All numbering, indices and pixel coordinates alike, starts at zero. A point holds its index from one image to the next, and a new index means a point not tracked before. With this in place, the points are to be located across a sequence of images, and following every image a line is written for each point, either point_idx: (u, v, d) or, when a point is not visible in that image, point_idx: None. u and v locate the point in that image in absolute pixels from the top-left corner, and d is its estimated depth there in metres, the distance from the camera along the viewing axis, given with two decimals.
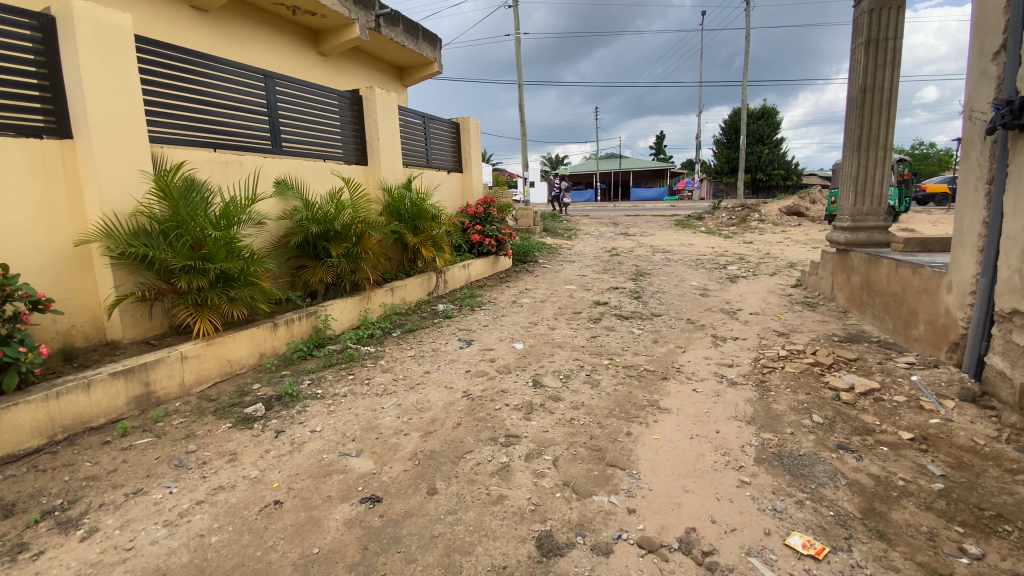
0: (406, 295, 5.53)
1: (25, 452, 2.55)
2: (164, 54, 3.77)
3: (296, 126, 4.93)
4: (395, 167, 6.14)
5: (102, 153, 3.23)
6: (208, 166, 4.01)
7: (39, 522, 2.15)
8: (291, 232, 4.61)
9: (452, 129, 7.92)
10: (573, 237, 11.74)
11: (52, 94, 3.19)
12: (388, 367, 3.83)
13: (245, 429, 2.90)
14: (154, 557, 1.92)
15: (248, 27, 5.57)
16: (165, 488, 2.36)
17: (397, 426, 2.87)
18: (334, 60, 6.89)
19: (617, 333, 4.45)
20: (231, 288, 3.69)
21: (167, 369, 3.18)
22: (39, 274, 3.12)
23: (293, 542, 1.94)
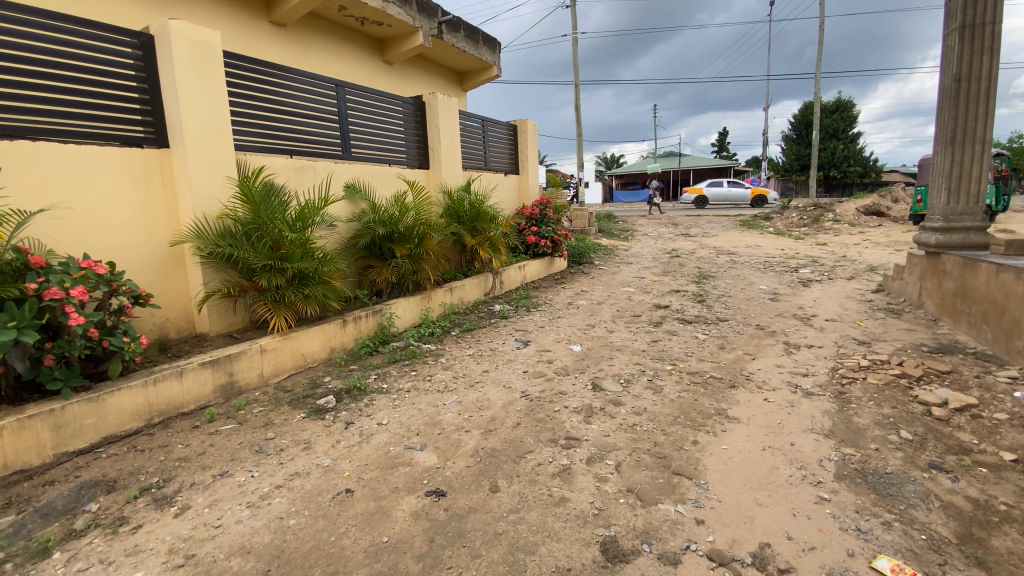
0: (464, 295, 5.64)
1: (126, 433, 2.82)
2: (247, 68, 4.05)
3: (364, 131, 5.15)
4: (455, 169, 6.27)
5: (193, 161, 3.52)
6: (285, 172, 4.27)
7: (138, 498, 2.37)
8: (359, 233, 4.82)
9: (510, 132, 7.99)
10: (630, 238, 11.53)
11: (151, 107, 3.51)
12: (449, 365, 3.92)
13: (318, 420, 3.06)
14: (239, 535, 2.06)
15: (321, 39, 5.87)
16: (247, 472, 2.53)
17: (458, 423, 2.93)
18: (398, 67, 7.13)
19: (680, 338, 4.32)
20: (306, 286, 3.90)
21: (249, 361, 3.42)
22: (140, 271, 3.44)
23: (364, 530, 2.02)
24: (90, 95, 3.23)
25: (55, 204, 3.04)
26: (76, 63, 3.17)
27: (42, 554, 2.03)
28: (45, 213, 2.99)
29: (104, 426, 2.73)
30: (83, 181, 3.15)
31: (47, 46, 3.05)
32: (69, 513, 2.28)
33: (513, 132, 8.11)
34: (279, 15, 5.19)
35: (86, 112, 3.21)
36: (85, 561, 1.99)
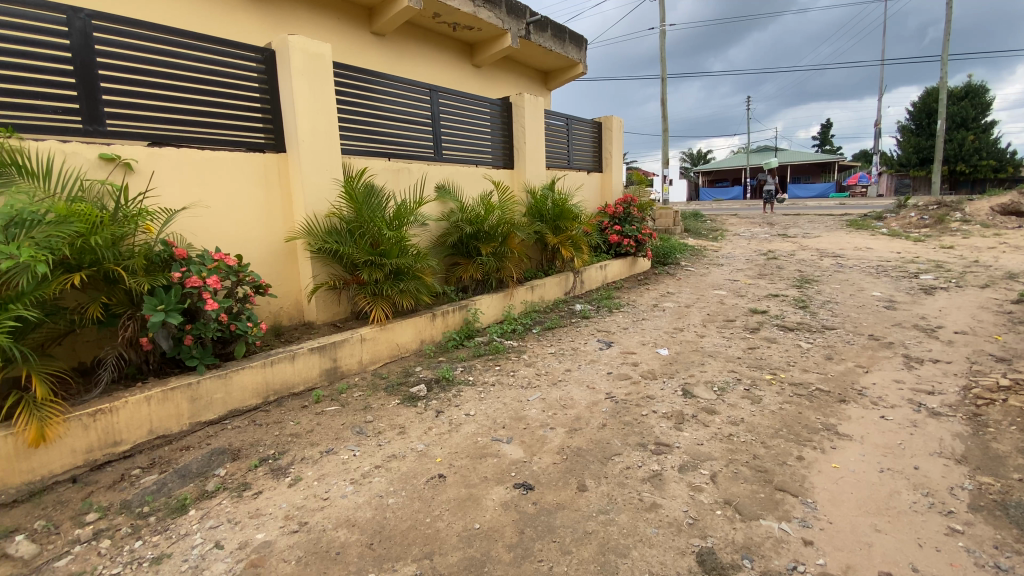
0: (545, 293, 5.66)
1: (247, 408, 3.15)
2: (353, 76, 4.35)
3: (455, 133, 5.34)
4: (540, 169, 6.33)
5: (306, 163, 3.85)
6: (384, 173, 4.54)
7: (258, 467, 2.64)
8: (448, 232, 5.01)
9: (595, 130, 7.90)
10: (719, 238, 10.94)
11: (271, 115, 3.89)
12: (531, 361, 3.96)
13: (411, 407, 3.24)
14: (344, 508, 2.24)
15: (416, 47, 6.16)
16: (350, 451, 2.74)
17: (543, 420, 2.95)
18: (487, 70, 7.31)
19: (779, 346, 4.04)
20: (401, 281, 4.14)
21: (350, 348, 3.70)
22: (260, 264, 3.81)
23: (456, 515, 2.11)
24: (223, 105, 3.63)
25: (195, 203, 3.46)
26: (212, 78, 3.58)
27: (180, 511, 2.33)
28: (187, 211, 3.41)
29: (230, 401, 3.07)
30: (216, 183, 3.55)
31: (189, 64, 3.47)
32: (202, 475, 2.59)
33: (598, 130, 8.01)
34: (380, 25, 5.51)
35: (220, 121, 3.62)
36: (216, 519, 2.25)
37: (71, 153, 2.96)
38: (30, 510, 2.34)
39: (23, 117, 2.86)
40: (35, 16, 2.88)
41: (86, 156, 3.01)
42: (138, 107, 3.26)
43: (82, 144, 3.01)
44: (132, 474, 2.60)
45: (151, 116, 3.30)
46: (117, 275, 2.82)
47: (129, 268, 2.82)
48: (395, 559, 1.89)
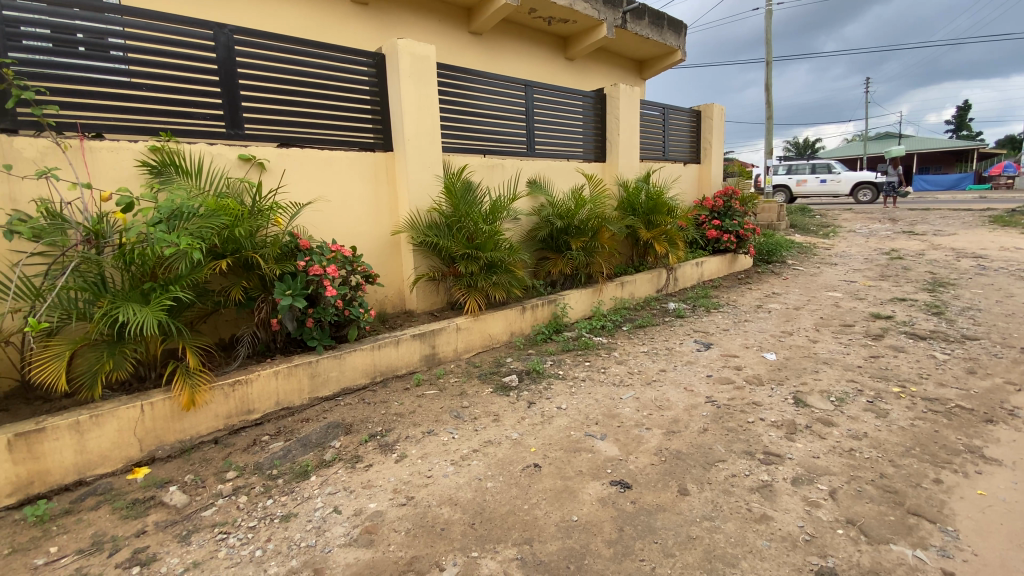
0: (636, 290, 5.53)
1: (357, 387, 3.43)
2: (455, 76, 4.51)
3: (548, 127, 5.37)
4: (633, 162, 6.17)
5: (410, 161, 4.09)
6: (480, 169, 4.68)
7: (367, 442, 2.87)
8: (539, 226, 5.02)
9: (693, 119, 7.54)
10: (831, 235, 9.99)
11: (380, 116, 4.15)
12: (623, 359, 3.90)
13: (504, 396, 3.33)
14: (447, 488, 2.38)
15: (511, 43, 6.26)
16: (449, 433, 2.90)
17: (638, 419, 2.90)
18: (580, 62, 7.23)
19: (908, 356, 3.63)
20: (494, 274, 4.25)
21: (447, 337, 3.90)
22: (369, 255, 4.12)
23: (554, 505, 2.15)
24: (340, 107, 3.93)
25: (316, 198, 3.80)
26: (331, 83, 3.88)
27: (303, 475, 2.60)
28: (310, 206, 3.76)
29: (343, 379, 3.36)
30: (334, 180, 3.87)
31: (312, 71, 3.81)
32: (320, 445, 2.86)
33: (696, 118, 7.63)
34: (478, 24, 5.67)
35: (337, 122, 3.93)
36: (333, 486, 2.49)
37: (217, 155, 3.37)
38: (182, 464, 2.73)
39: (180, 124, 3.31)
40: (191, 34, 3.30)
41: (229, 156, 3.42)
42: (269, 111, 3.63)
43: (225, 146, 3.42)
44: (261, 440, 2.93)
45: (279, 120, 3.66)
46: (253, 262, 3.18)
47: (263, 256, 3.17)
48: (497, 541, 1.98)
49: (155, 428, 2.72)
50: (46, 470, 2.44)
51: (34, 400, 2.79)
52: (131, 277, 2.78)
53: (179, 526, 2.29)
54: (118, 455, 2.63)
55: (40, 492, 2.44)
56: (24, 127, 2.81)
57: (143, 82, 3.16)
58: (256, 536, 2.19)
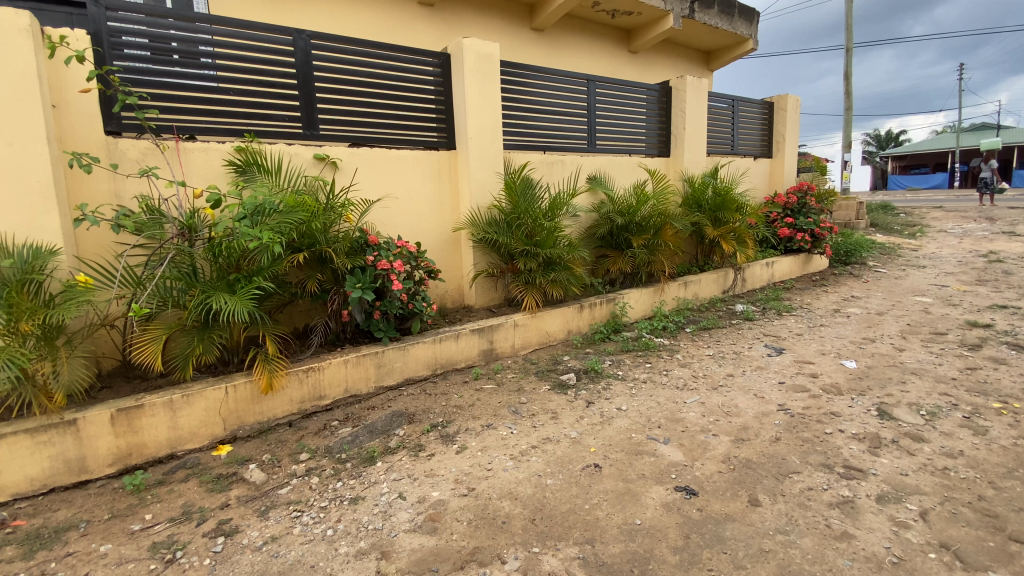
0: (700, 291, 5.34)
1: (419, 377, 3.54)
2: (517, 74, 4.53)
3: (610, 123, 5.28)
4: (699, 157, 5.95)
5: (473, 158, 4.15)
6: (540, 166, 4.68)
7: (429, 432, 2.96)
8: (598, 223, 4.95)
9: (764, 111, 7.15)
10: (917, 235, 9.21)
11: (445, 114, 4.24)
12: (687, 362, 3.78)
13: (563, 394, 3.32)
14: (507, 482, 2.41)
15: (573, 38, 6.23)
16: (508, 428, 2.93)
17: (703, 425, 2.81)
18: (644, 55, 7.07)
19: (1012, 370, 3.29)
20: (553, 271, 4.24)
21: (505, 332, 3.93)
22: (432, 250, 4.23)
23: (616, 507, 2.12)
24: (407, 107, 4.05)
25: (385, 196, 3.95)
26: (398, 84, 4.00)
27: (370, 461, 2.71)
28: (379, 202, 3.91)
29: (406, 370, 3.48)
30: (400, 178, 4.01)
31: (381, 72, 3.94)
32: (385, 433, 2.97)
33: (768, 110, 7.24)
34: (540, 19, 5.68)
35: (403, 121, 4.06)
36: (398, 473, 2.59)
37: (294, 154, 3.57)
38: (260, 444, 2.92)
39: (261, 125, 3.53)
40: (272, 40, 3.51)
41: (305, 156, 3.61)
42: (342, 112, 3.80)
43: (302, 146, 3.62)
44: (331, 425, 3.08)
45: (350, 120, 3.83)
46: (327, 256, 3.35)
47: (336, 251, 3.33)
48: (558, 538, 1.99)
49: (237, 410, 2.93)
50: (143, 444, 2.69)
51: (133, 378, 3.07)
52: (218, 268, 3.00)
53: (259, 501, 2.46)
54: (204, 433, 2.85)
55: (137, 463, 2.69)
56: (128, 130, 3.10)
57: (229, 87, 3.39)
58: (327, 516, 2.31)
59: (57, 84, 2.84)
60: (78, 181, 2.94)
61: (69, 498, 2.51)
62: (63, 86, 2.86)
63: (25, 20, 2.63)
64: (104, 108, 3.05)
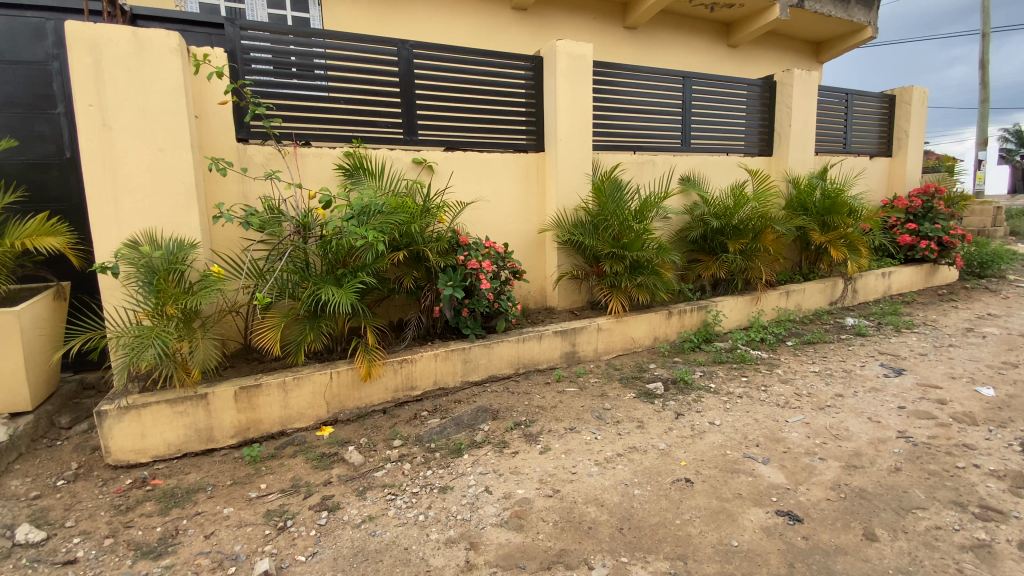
0: (803, 302, 4.96)
1: (503, 375, 3.62)
2: (610, 73, 4.47)
3: (706, 121, 5.05)
4: (806, 156, 5.51)
5: (562, 160, 4.16)
6: (631, 167, 4.58)
7: (513, 430, 3.01)
8: (690, 226, 4.75)
9: (883, 104, 6.49)
10: None
11: (535, 117, 4.29)
12: (788, 378, 3.53)
13: (649, 403, 3.23)
14: (593, 487, 2.40)
15: (667, 35, 6.05)
16: (592, 433, 2.91)
17: (807, 447, 2.62)
18: (745, 50, 6.69)
19: None
20: (640, 275, 4.13)
21: (589, 336, 3.91)
22: (518, 251, 4.30)
23: (710, 525, 2.05)
24: (499, 111, 4.15)
25: (477, 198, 4.09)
26: (492, 88, 4.11)
27: (457, 453, 2.82)
28: (471, 204, 4.05)
29: (490, 367, 3.57)
30: (491, 180, 4.13)
31: (476, 78, 4.06)
32: (471, 426, 3.07)
33: (888, 104, 6.56)
34: (634, 17, 5.59)
35: (496, 125, 4.16)
36: (484, 467, 2.66)
37: (394, 159, 3.79)
38: (357, 428, 3.14)
39: (366, 131, 3.78)
40: (380, 51, 3.75)
41: (404, 160, 3.82)
42: (439, 118, 3.98)
43: (402, 151, 3.83)
44: (420, 415, 3.24)
45: (445, 125, 4.00)
46: (423, 255, 3.52)
47: (431, 250, 3.49)
48: (648, 551, 1.95)
49: (340, 394, 3.16)
50: (259, 419, 2.99)
51: (252, 360, 3.42)
52: (327, 262, 3.27)
53: (357, 481, 2.64)
54: (311, 414, 3.11)
55: (254, 437, 2.99)
56: (255, 137, 3.45)
57: (340, 96, 3.66)
58: (419, 502, 2.43)
59: (199, 97, 3.23)
60: (214, 183, 3.33)
61: (198, 463, 2.85)
62: (204, 99, 3.24)
63: (175, 40, 3.00)
64: (237, 118, 3.42)
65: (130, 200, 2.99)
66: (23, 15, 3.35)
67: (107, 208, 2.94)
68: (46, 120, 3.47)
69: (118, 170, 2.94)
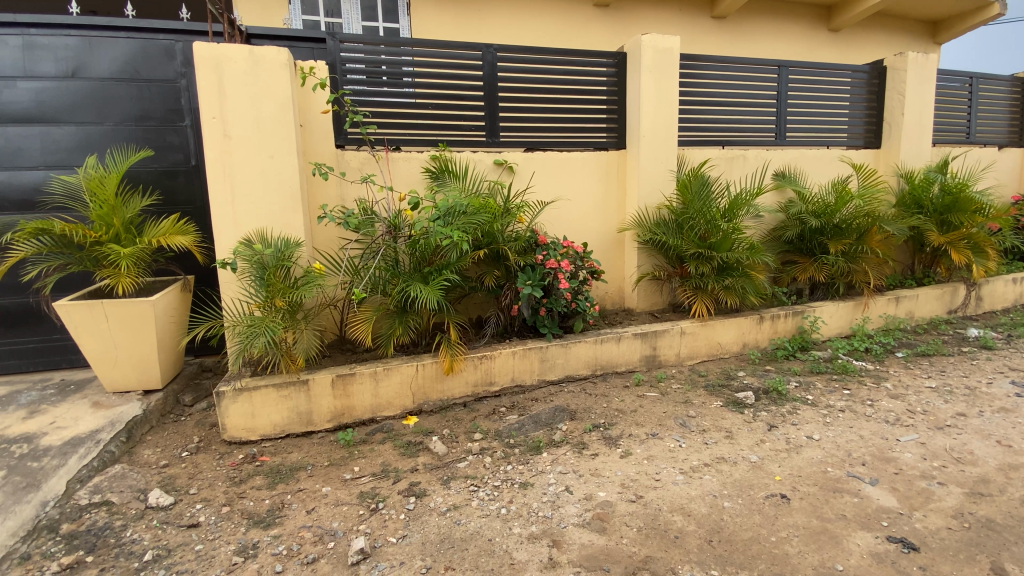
0: (915, 309, 4.51)
1: (580, 376, 3.62)
2: (697, 66, 4.29)
3: (803, 113, 4.71)
4: (920, 148, 4.99)
5: (644, 157, 4.06)
6: (720, 163, 4.39)
7: (592, 431, 3.00)
8: (785, 225, 4.46)
9: (1016, 88, 5.72)
10: None
11: (617, 115, 4.23)
12: (897, 393, 3.23)
13: (738, 413, 3.09)
14: (678, 496, 2.34)
15: (760, 22, 5.72)
16: (676, 440, 2.83)
17: (923, 469, 2.40)
18: (849, 34, 6.16)
19: None
20: (729, 277, 3.95)
21: (671, 340, 3.80)
22: (597, 250, 4.27)
23: (810, 546, 1.94)
24: (581, 110, 4.14)
25: (557, 197, 4.11)
26: (573, 87, 4.10)
27: (537, 450, 2.86)
28: (551, 204, 4.08)
29: (568, 367, 3.58)
30: (571, 179, 4.13)
31: (557, 77, 4.07)
32: (549, 425, 3.10)
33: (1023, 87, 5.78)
34: (722, 6, 5.34)
35: (577, 124, 4.15)
36: (564, 467, 2.68)
37: (477, 161, 3.91)
38: (440, 419, 3.28)
39: (450, 135, 3.91)
40: (466, 56, 3.87)
41: (487, 162, 3.93)
42: (519, 119, 4.04)
43: (485, 153, 3.94)
44: (499, 410, 3.32)
45: (527, 126, 4.05)
46: (503, 254, 3.59)
47: (511, 249, 3.56)
48: (740, 566, 1.89)
49: (425, 386, 3.31)
50: (352, 406, 3.21)
51: (346, 350, 3.67)
52: (414, 260, 3.42)
53: (441, 470, 2.76)
54: (398, 403, 3.28)
55: (347, 422, 3.22)
56: (351, 143, 3.70)
57: (428, 102, 3.82)
58: (500, 496, 2.50)
59: (304, 107, 3.50)
60: (316, 186, 3.61)
61: (299, 443, 3.11)
62: (308, 109, 3.51)
63: (285, 56, 3.28)
64: (336, 125, 3.68)
65: (245, 203, 3.31)
66: (156, 38, 3.81)
67: (226, 210, 3.28)
68: (175, 131, 3.91)
69: (235, 175, 3.26)
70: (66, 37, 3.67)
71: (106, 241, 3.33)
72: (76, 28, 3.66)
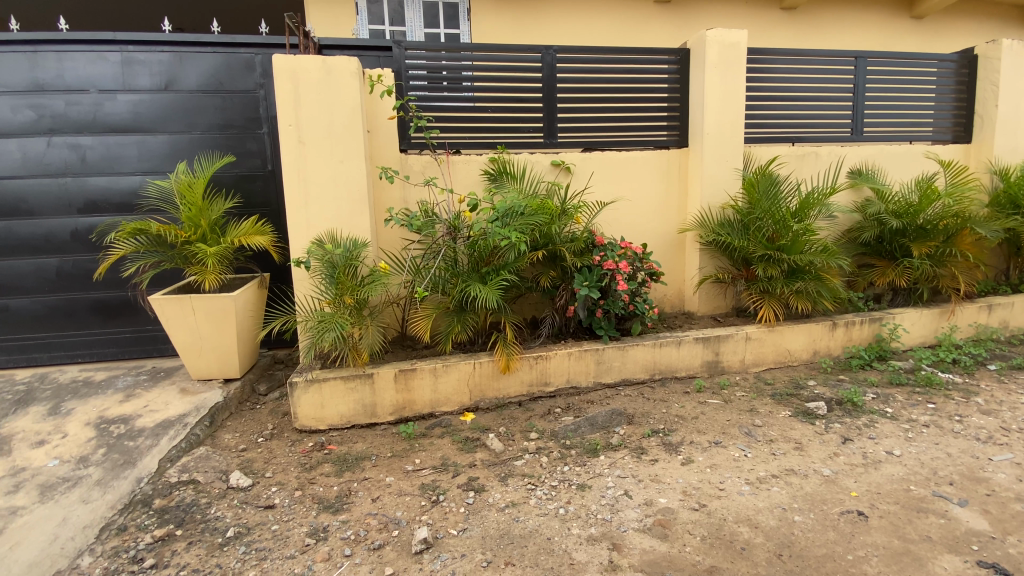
0: (1011, 318, 4.14)
1: (638, 380, 3.58)
2: (767, 61, 4.12)
3: (883, 106, 4.42)
4: (1019, 142, 4.57)
5: (708, 156, 3.96)
6: (791, 160, 4.20)
7: (650, 436, 2.97)
8: (861, 226, 4.21)
9: None
10: None
11: (679, 113, 4.13)
12: (991, 409, 2.98)
13: (808, 423, 2.95)
14: (743, 506, 2.28)
15: (834, 12, 5.41)
16: (740, 449, 2.75)
17: (1020, 492, 2.23)
18: (935, 20, 5.71)
19: None
20: (800, 280, 3.78)
21: (734, 345, 3.68)
22: (657, 251, 4.20)
23: (891, 567, 1.86)
24: (641, 109, 4.08)
25: (616, 198, 4.07)
26: (633, 86, 4.05)
27: (594, 452, 2.86)
28: (610, 205, 4.06)
29: (624, 370, 3.55)
30: (631, 179, 4.08)
31: (618, 76, 4.04)
32: (606, 428, 3.08)
33: None
34: None
35: (637, 123, 4.10)
36: (623, 470, 2.67)
37: (537, 162, 3.95)
38: (497, 417, 3.34)
39: (509, 137, 3.97)
40: (527, 59, 3.91)
41: (545, 163, 3.95)
42: (578, 120, 4.04)
43: (543, 154, 3.97)
44: (555, 411, 3.34)
45: (587, 127, 4.05)
46: (560, 255, 3.61)
47: (568, 250, 3.57)
48: None
49: (481, 384, 3.39)
50: (413, 401, 3.33)
51: (407, 346, 3.81)
52: (473, 261, 3.50)
53: (499, 467, 2.82)
54: (456, 399, 3.38)
55: (408, 416, 3.34)
56: (414, 148, 3.83)
57: (489, 106, 3.89)
58: (558, 496, 2.53)
59: (371, 113, 3.66)
60: (381, 189, 3.76)
61: (363, 434, 3.27)
62: (375, 115, 3.67)
63: (354, 65, 3.44)
64: (401, 131, 3.81)
65: (317, 205, 3.50)
66: (238, 52, 4.10)
67: (300, 212, 3.49)
68: (254, 138, 4.20)
69: (309, 179, 3.46)
70: (160, 54, 4.01)
71: (194, 240, 3.63)
72: (170, 45, 4.00)
